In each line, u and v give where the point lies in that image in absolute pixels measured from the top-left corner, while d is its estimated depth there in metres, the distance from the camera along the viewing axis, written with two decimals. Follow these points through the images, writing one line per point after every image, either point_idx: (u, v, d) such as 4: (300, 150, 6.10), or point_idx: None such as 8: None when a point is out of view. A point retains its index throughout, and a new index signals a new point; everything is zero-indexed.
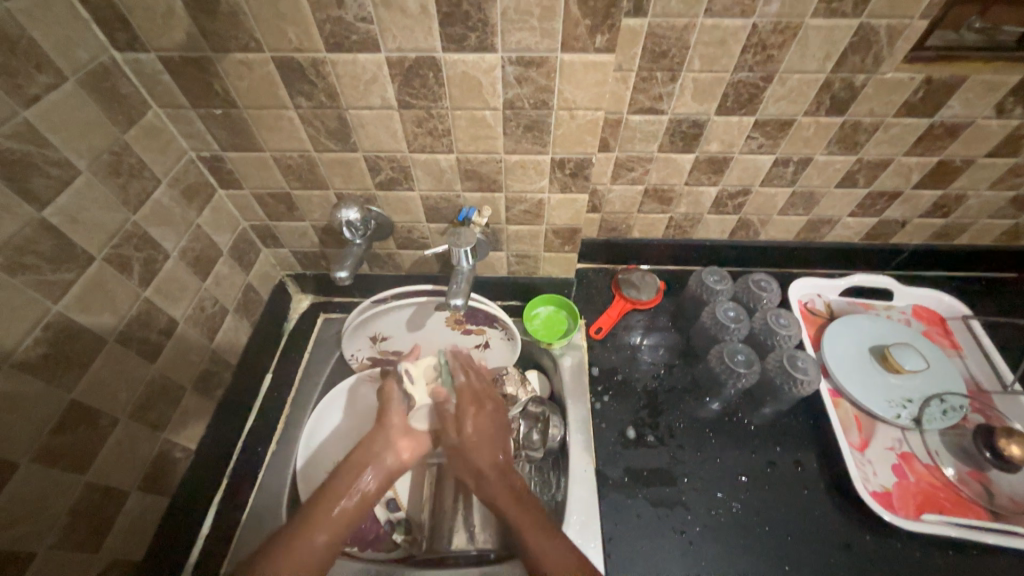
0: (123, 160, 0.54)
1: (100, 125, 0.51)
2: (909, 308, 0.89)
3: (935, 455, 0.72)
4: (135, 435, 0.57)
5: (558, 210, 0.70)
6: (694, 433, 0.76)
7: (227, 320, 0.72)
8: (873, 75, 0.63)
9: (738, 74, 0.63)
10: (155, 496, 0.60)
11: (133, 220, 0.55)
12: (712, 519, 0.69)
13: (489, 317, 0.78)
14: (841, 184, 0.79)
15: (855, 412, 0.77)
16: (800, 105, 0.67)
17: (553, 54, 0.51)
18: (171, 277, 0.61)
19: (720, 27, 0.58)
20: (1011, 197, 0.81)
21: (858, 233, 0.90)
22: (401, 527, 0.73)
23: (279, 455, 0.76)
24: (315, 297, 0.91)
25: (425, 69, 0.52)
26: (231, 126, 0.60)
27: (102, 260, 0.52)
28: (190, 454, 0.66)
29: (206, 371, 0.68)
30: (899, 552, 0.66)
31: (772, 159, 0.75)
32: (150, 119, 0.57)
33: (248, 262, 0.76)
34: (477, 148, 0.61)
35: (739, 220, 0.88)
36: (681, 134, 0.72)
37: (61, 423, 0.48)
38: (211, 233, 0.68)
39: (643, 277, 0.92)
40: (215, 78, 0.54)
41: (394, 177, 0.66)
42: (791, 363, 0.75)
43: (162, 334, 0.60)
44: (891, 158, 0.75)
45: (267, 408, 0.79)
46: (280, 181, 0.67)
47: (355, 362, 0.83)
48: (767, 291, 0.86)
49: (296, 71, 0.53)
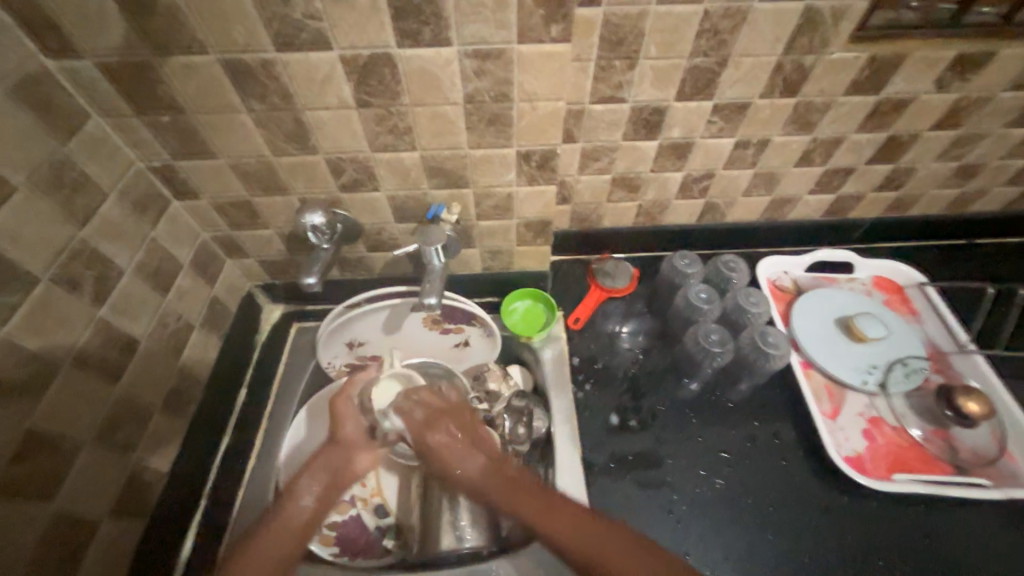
0: (65, 174, 0.51)
1: (36, 137, 0.48)
2: (870, 279, 0.93)
3: (902, 417, 0.75)
4: (101, 460, 0.54)
5: (527, 203, 0.70)
6: (675, 415, 0.78)
7: (193, 335, 0.69)
8: (821, 56, 0.65)
9: (694, 59, 0.65)
10: (127, 522, 0.57)
11: (81, 236, 0.52)
12: (697, 496, 0.70)
13: (466, 315, 0.79)
14: (799, 163, 0.82)
15: (826, 383, 0.79)
16: (755, 87, 0.69)
17: (509, 45, 0.51)
18: (129, 294, 0.59)
19: (672, 13, 0.59)
20: (956, 167, 0.85)
21: (818, 210, 0.93)
22: (391, 533, 0.73)
23: (259, 470, 0.75)
24: (287, 307, 0.89)
25: (381, 66, 0.52)
26: (181, 133, 0.57)
27: (49, 280, 0.49)
28: (163, 477, 0.63)
29: (174, 389, 0.65)
30: (875, 510, 0.69)
31: (732, 142, 0.77)
32: (92, 129, 0.54)
33: (212, 274, 0.74)
34: (441, 145, 0.61)
35: (706, 204, 0.89)
36: (644, 121, 0.73)
37: (19, 453, 0.45)
38: (168, 246, 0.65)
39: (617, 265, 0.94)
40: (160, 84, 0.52)
41: (359, 178, 0.64)
42: (762, 339, 0.78)
43: (122, 354, 0.57)
44: (844, 135, 0.77)
45: (244, 423, 0.77)
46: (239, 188, 0.65)
47: (333, 370, 0.81)
48: (736, 271, 0.88)
49: (246, 73, 0.51)
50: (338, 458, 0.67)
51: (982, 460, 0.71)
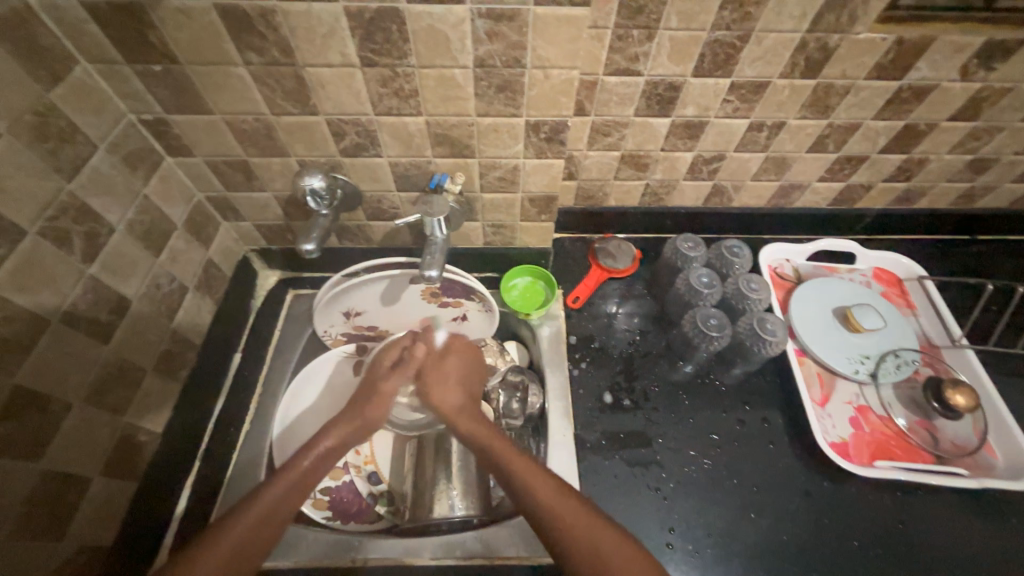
0: (51, 123, 0.48)
1: (18, 81, 0.45)
2: (870, 270, 0.93)
3: (889, 407, 0.76)
4: (92, 419, 0.54)
5: (534, 176, 0.68)
6: (668, 396, 0.79)
7: (187, 298, 0.68)
8: (846, 36, 0.63)
9: (715, 32, 0.62)
10: (120, 480, 0.58)
11: (68, 190, 0.50)
12: (684, 475, 0.72)
13: (466, 290, 0.78)
14: (812, 149, 0.80)
15: (818, 370, 0.80)
16: (776, 66, 0.66)
17: (525, 6, 0.48)
18: (120, 252, 0.57)
19: None
20: (969, 160, 0.84)
21: (826, 199, 0.92)
22: (384, 499, 0.74)
23: (254, 437, 0.75)
24: (283, 273, 0.87)
25: (388, 21, 0.49)
26: (174, 85, 0.54)
27: (36, 234, 0.47)
28: (157, 438, 0.63)
29: (167, 351, 0.64)
30: (855, 495, 0.71)
31: (746, 123, 0.75)
32: (78, 75, 0.51)
33: (207, 236, 0.72)
34: (448, 111, 0.58)
35: (713, 187, 0.88)
36: (657, 97, 0.70)
37: (7, 410, 0.44)
38: (161, 204, 0.63)
39: (620, 246, 0.92)
40: (151, 29, 0.49)
41: (360, 142, 0.62)
42: (760, 325, 0.78)
43: (113, 314, 0.56)
44: (861, 121, 0.75)
45: (239, 387, 0.77)
46: (234, 147, 0.62)
47: (329, 339, 0.81)
48: (739, 256, 0.88)
49: (243, 22, 0.48)
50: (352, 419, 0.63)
51: (962, 451, 0.73)
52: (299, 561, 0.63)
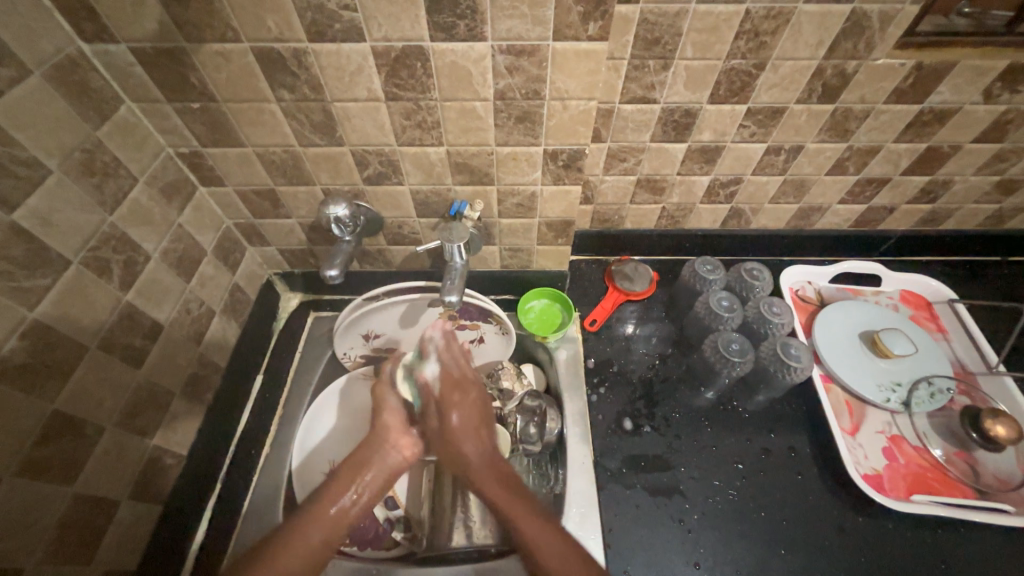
0: (96, 159, 0.51)
1: (70, 121, 0.48)
2: (897, 293, 0.90)
3: (924, 437, 0.73)
4: (122, 442, 0.55)
5: (551, 203, 0.69)
6: (690, 422, 0.77)
7: (214, 321, 0.69)
8: (864, 62, 0.63)
9: (731, 61, 0.63)
10: (146, 504, 0.58)
11: (110, 221, 0.53)
12: (709, 507, 0.69)
13: (483, 312, 0.79)
14: (831, 172, 0.80)
15: (846, 398, 0.78)
16: (793, 92, 0.67)
17: (544, 42, 0.49)
18: (154, 279, 0.59)
19: (712, 13, 0.57)
20: (996, 182, 0.82)
21: (847, 220, 0.91)
22: (400, 525, 0.73)
23: (272, 458, 0.75)
24: (304, 296, 0.89)
25: (412, 59, 0.51)
26: (210, 120, 0.57)
27: (78, 264, 0.49)
28: (181, 460, 0.64)
29: (193, 375, 0.66)
30: (893, 531, 0.68)
31: (764, 147, 0.75)
32: (123, 114, 0.54)
33: (234, 262, 0.74)
34: (468, 141, 0.60)
35: (731, 210, 0.88)
36: (674, 123, 0.71)
37: (43, 436, 0.46)
38: (193, 232, 0.65)
39: (637, 268, 0.92)
40: (192, 71, 0.52)
41: (383, 171, 0.64)
42: (784, 351, 0.76)
43: (146, 338, 0.58)
44: (881, 144, 0.75)
45: (259, 409, 0.78)
46: (264, 177, 0.65)
47: (348, 361, 0.82)
48: (759, 279, 0.86)
49: (277, 63, 0.51)
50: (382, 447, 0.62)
51: (1007, 486, 0.69)
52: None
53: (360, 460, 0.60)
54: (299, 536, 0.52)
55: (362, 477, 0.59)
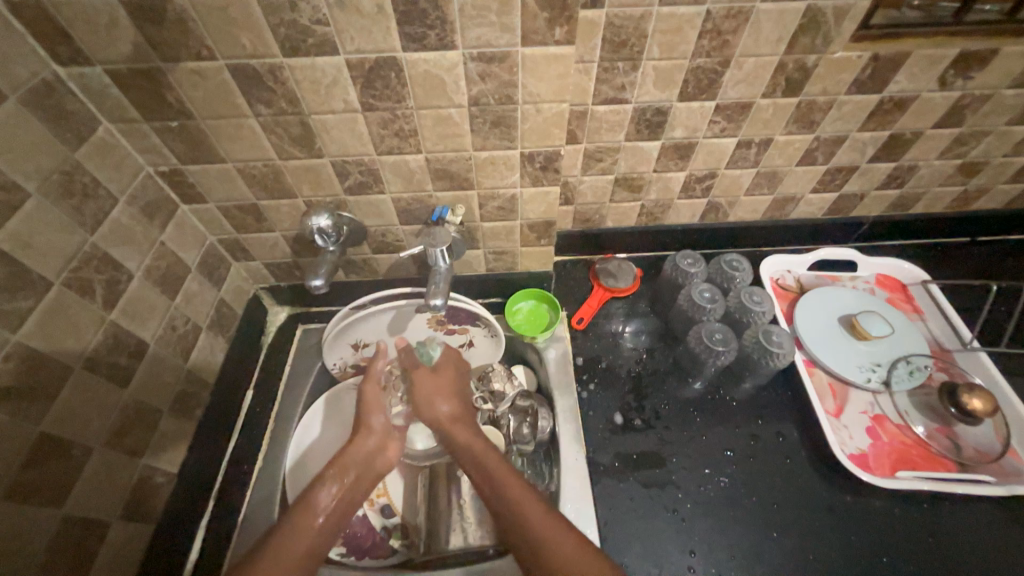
0: (76, 180, 0.51)
1: (48, 144, 0.48)
2: (873, 277, 0.93)
3: (906, 414, 0.75)
4: (111, 463, 0.54)
5: (531, 204, 0.70)
6: (679, 414, 0.78)
7: (201, 338, 0.69)
8: (823, 55, 0.66)
9: (696, 60, 0.65)
10: (138, 524, 0.58)
11: (92, 241, 0.53)
12: (702, 495, 0.70)
13: (470, 315, 0.80)
14: (801, 162, 0.82)
15: (829, 381, 0.80)
16: (757, 87, 0.69)
17: (513, 48, 0.51)
18: (138, 297, 0.59)
19: (675, 15, 0.59)
20: (959, 165, 0.85)
21: (821, 209, 0.93)
22: (397, 533, 0.73)
23: (264, 474, 0.74)
24: (292, 309, 0.89)
25: (386, 69, 0.52)
26: (189, 138, 0.58)
27: (60, 285, 0.49)
28: (172, 479, 0.63)
29: (182, 392, 0.65)
30: (880, 509, 0.69)
31: (735, 141, 0.77)
32: (101, 135, 0.54)
33: (219, 278, 0.74)
34: (445, 147, 0.61)
35: (708, 203, 0.90)
36: (646, 122, 0.73)
37: (30, 458, 0.45)
38: (177, 249, 0.65)
39: (620, 266, 0.95)
40: (169, 89, 0.52)
41: (364, 181, 0.65)
42: (766, 338, 0.78)
43: (132, 357, 0.57)
44: (846, 134, 0.78)
45: (251, 424, 0.77)
46: (245, 192, 0.65)
47: (336, 369, 0.81)
48: (738, 270, 0.88)
49: (253, 78, 0.52)
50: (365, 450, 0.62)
51: (987, 457, 0.71)
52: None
53: (344, 466, 0.59)
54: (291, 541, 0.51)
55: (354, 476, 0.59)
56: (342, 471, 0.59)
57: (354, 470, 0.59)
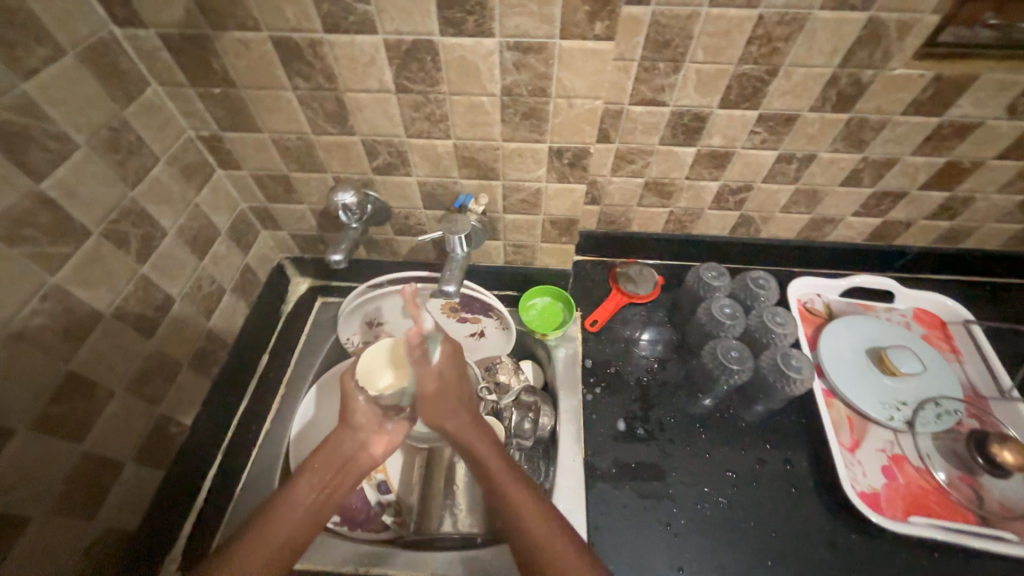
0: (122, 137, 0.54)
1: (99, 100, 0.51)
2: (910, 311, 0.88)
3: (928, 458, 0.71)
4: (130, 408, 0.57)
5: (556, 200, 0.70)
6: (684, 428, 0.77)
7: (224, 299, 0.72)
8: (881, 71, 0.62)
9: (742, 66, 0.62)
10: (150, 469, 0.61)
11: (131, 196, 0.55)
12: (698, 513, 0.69)
13: (484, 305, 0.80)
14: (844, 183, 0.78)
15: (848, 414, 0.76)
16: (805, 100, 0.66)
17: (551, 41, 0.50)
18: (169, 255, 0.62)
19: (725, 17, 0.57)
20: (1020, 201, 0.79)
21: (861, 234, 0.89)
22: (391, 509, 0.74)
23: (272, 435, 0.77)
24: (313, 281, 0.92)
25: (422, 52, 0.52)
26: (230, 105, 0.60)
27: (99, 235, 0.52)
28: (185, 430, 0.66)
29: (202, 349, 0.68)
30: (887, 552, 0.66)
31: (775, 155, 0.74)
32: (149, 96, 0.57)
33: (247, 243, 0.77)
34: (475, 135, 0.61)
35: (740, 217, 0.87)
36: (683, 127, 0.71)
37: (57, 394, 0.48)
38: (210, 212, 0.68)
39: (642, 271, 0.92)
40: (215, 57, 0.54)
41: (392, 162, 0.66)
42: (784, 361, 0.75)
43: (158, 310, 0.60)
44: (897, 157, 0.73)
45: (263, 387, 0.80)
46: (278, 163, 0.67)
47: (352, 347, 0.83)
48: (764, 289, 0.85)
49: (294, 52, 0.53)
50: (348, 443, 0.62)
51: (1013, 513, 0.66)
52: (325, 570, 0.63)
53: (327, 458, 0.60)
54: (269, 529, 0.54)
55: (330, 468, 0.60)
56: (323, 465, 0.60)
57: (333, 462, 0.60)
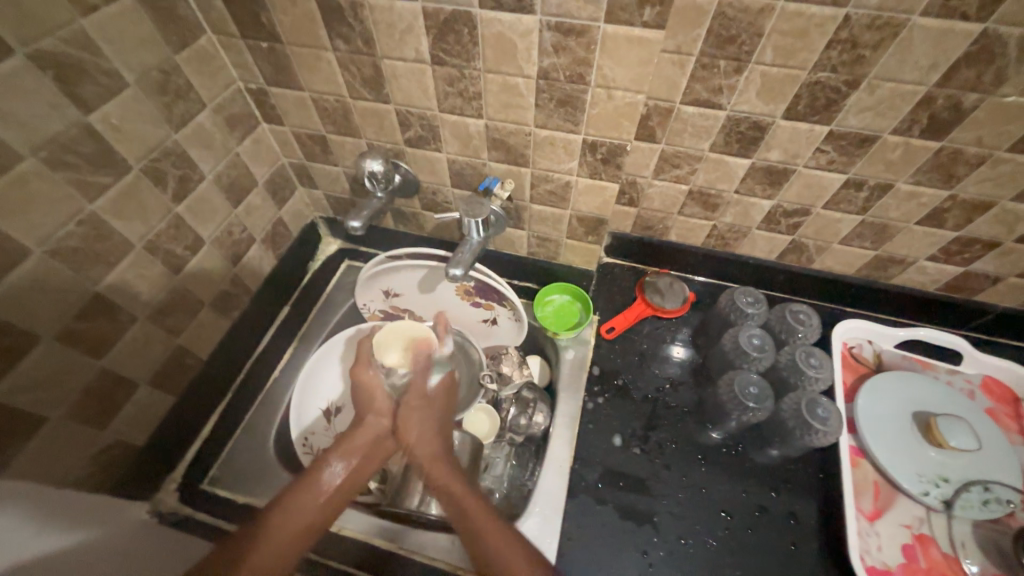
0: (171, 80, 0.56)
1: (154, 42, 0.53)
2: (978, 378, 0.77)
3: (961, 547, 0.62)
4: (151, 335, 0.62)
5: (585, 196, 0.66)
6: (684, 456, 0.72)
7: (253, 248, 0.76)
8: (990, 96, 0.52)
9: (817, 73, 0.55)
10: (163, 393, 0.66)
11: (174, 138, 0.58)
12: (680, 548, 0.65)
13: (497, 294, 0.78)
14: (922, 222, 0.68)
15: (875, 478, 0.69)
16: (888, 120, 0.57)
17: (595, 23, 0.46)
18: (205, 199, 0.65)
19: (804, 14, 0.50)
20: None
21: (934, 282, 0.78)
22: (377, 476, 0.77)
23: (282, 383, 0.82)
24: (343, 243, 0.94)
25: (460, 24, 0.50)
26: (275, 61, 0.61)
27: (139, 171, 0.55)
28: (201, 364, 0.71)
29: (225, 292, 0.72)
30: None
31: (842, 178, 0.66)
32: (203, 44, 0.59)
33: (282, 198, 0.80)
34: (507, 118, 0.59)
35: (791, 242, 0.79)
36: (739, 134, 0.64)
37: (84, 311, 0.53)
38: (249, 163, 0.71)
39: (671, 284, 0.87)
40: (263, 11, 0.55)
41: (423, 135, 0.65)
42: (808, 409, 0.68)
43: (187, 249, 0.64)
44: (994, 200, 0.63)
45: (280, 336, 0.84)
46: (317, 123, 0.69)
47: (367, 312, 0.86)
48: (804, 325, 0.77)
49: (336, 12, 0.53)
50: (368, 434, 0.68)
51: None
52: (342, 530, 0.69)
53: (352, 444, 0.66)
54: (297, 512, 0.57)
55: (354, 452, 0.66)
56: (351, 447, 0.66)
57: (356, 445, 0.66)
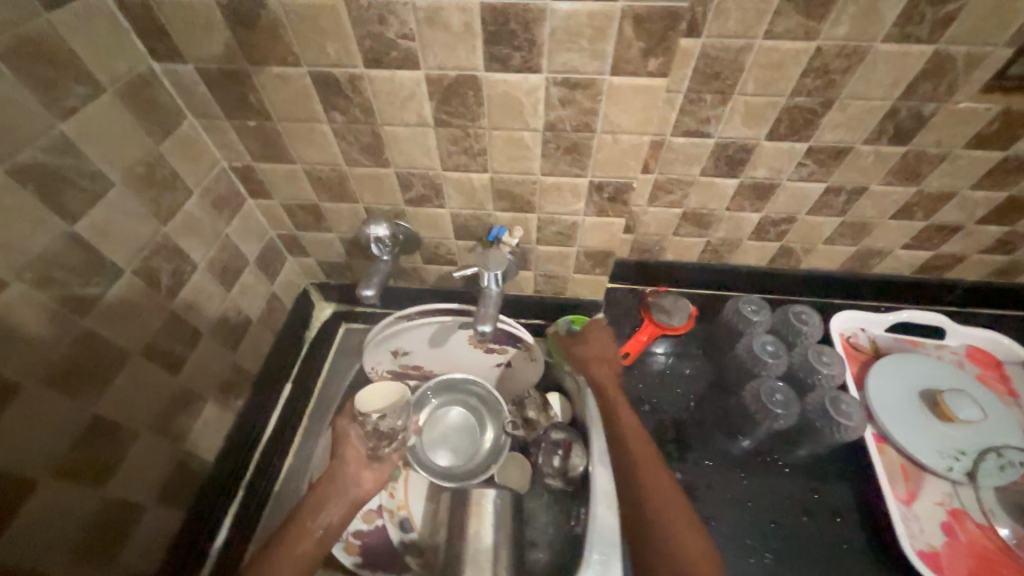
0: (156, 171, 0.53)
1: (135, 136, 0.50)
2: (962, 348, 0.83)
3: (992, 514, 0.66)
4: (154, 447, 0.56)
5: (593, 233, 0.67)
6: (723, 474, 0.73)
7: (250, 329, 0.71)
8: (944, 104, 0.58)
9: (795, 98, 0.59)
10: (171, 509, 0.59)
11: (163, 231, 0.54)
12: (740, 569, 0.65)
13: (512, 336, 0.78)
14: (895, 216, 0.74)
15: (901, 461, 0.71)
16: (859, 132, 0.62)
17: (601, 77, 0.48)
18: (198, 288, 0.60)
19: (779, 49, 0.54)
20: None
21: (909, 266, 0.85)
22: (414, 549, 0.72)
23: (295, 469, 0.75)
24: (337, 307, 0.90)
25: (465, 87, 0.50)
26: (264, 138, 0.58)
27: (130, 273, 0.50)
28: (207, 466, 0.64)
29: (227, 382, 0.67)
30: None
31: (822, 187, 0.71)
32: (184, 129, 0.56)
33: (273, 272, 0.75)
34: (513, 169, 0.59)
35: (781, 248, 0.83)
36: (727, 158, 0.68)
37: (82, 439, 0.47)
38: (239, 242, 0.67)
39: (676, 301, 0.85)
40: (252, 92, 0.53)
41: (425, 194, 0.64)
42: (834, 406, 0.70)
43: (185, 345, 0.59)
44: (955, 190, 0.69)
45: (285, 418, 0.78)
46: (309, 193, 0.66)
47: (375, 375, 0.81)
48: (807, 324, 0.80)
49: (333, 86, 0.51)
50: (340, 479, 0.62)
51: None
52: None
53: (324, 491, 0.61)
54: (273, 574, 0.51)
55: (330, 503, 0.60)
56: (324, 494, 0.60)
57: (333, 494, 0.61)
